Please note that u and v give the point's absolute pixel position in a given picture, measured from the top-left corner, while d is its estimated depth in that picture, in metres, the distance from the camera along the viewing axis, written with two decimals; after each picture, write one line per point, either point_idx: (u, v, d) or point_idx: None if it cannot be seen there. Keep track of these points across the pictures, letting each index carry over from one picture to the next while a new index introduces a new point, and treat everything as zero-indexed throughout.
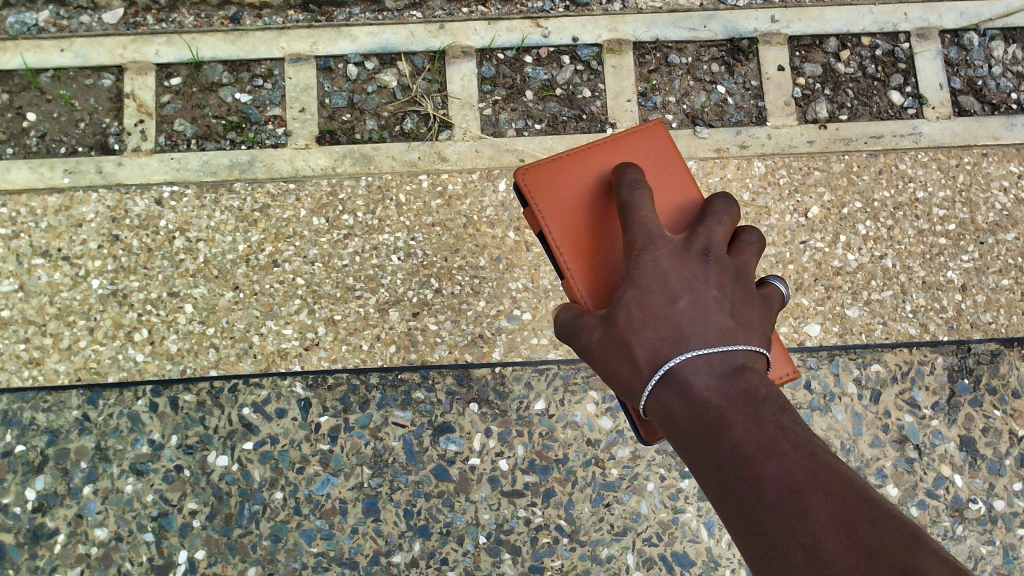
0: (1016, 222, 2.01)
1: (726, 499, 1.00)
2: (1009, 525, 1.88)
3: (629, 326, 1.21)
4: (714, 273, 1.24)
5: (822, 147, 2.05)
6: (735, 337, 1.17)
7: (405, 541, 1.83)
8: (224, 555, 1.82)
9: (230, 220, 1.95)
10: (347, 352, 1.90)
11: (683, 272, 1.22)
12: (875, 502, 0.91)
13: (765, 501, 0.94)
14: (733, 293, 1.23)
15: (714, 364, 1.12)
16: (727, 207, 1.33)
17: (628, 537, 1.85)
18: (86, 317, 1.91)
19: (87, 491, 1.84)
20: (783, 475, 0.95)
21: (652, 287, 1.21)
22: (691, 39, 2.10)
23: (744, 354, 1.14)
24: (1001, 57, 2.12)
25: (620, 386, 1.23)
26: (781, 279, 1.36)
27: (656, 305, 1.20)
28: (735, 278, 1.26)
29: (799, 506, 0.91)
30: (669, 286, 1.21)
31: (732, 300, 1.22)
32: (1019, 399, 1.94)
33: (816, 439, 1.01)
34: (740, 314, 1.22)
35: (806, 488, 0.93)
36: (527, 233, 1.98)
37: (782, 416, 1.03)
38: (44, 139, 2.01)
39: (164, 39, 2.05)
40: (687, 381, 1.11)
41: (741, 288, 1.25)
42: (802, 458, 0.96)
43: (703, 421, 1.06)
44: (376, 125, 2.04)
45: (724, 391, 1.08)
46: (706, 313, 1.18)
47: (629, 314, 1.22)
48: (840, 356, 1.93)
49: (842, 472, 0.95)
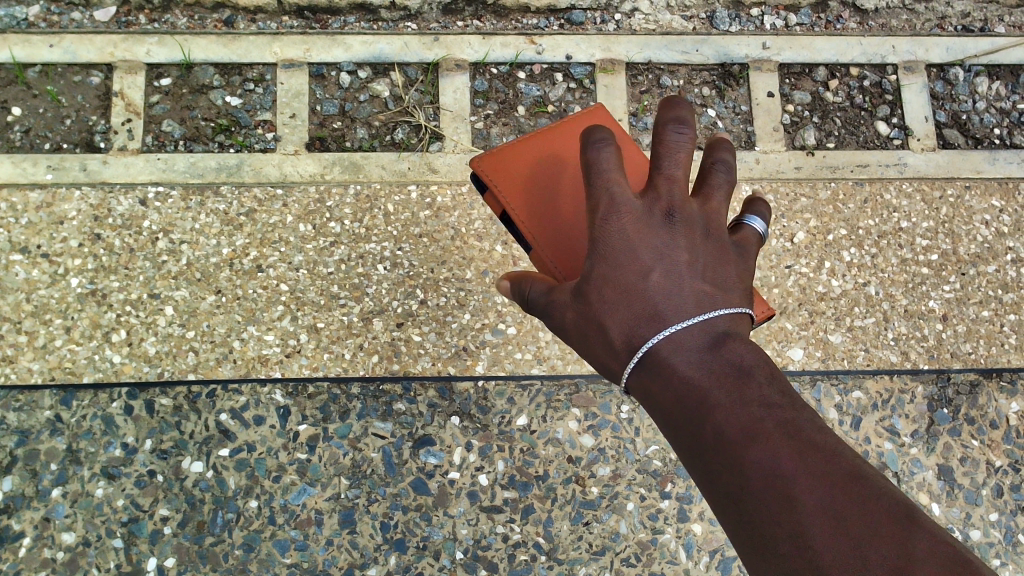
0: (997, 255, 2.05)
1: (712, 480, 1.00)
2: (986, 556, 1.89)
3: (603, 304, 1.18)
4: (683, 237, 1.17)
5: (809, 173, 2.07)
6: (712, 302, 1.12)
7: (380, 554, 1.80)
8: (195, 564, 1.78)
9: (216, 224, 1.94)
10: (328, 360, 1.88)
11: (650, 243, 1.16)
12: (863, 481, 0.90)
13: (749, 487, 0.94)
14: (707, 254, 1.17)
15: (693, 338, 1.08)
16: (680, 140, 1.19)
17: (606, 557, 1.84)
18: (63, 316, 1.87)
19: (56, 494, 1.79)
20: (767, 459, 0.93)
21: (622, 264, 1.16)
22: (683, 62, 2.12)
23: (724, 320, 1.10)
24: (985, 93, 2.17)
25: (602, 362, 1.22)
26: (755, 217, 1.28)
27: (629, 281, 1.15)
28: (706, 236, 1.19)
29: (784, 494, 0.90)
30: (638, 262, 1.15)
31: (702, 259, 1.17)
32: (997, 429, 1.96)
33: (801, 412, 0.98)
34: (712, 272, 1.17)
35: (791, 473, 0.91)
36: (515, 247, 1.98)
37: (766, 390, 1.00)
38: (28, 134, 1.99)
39: (156, 39, 2.03)
40: (664, 360, 1.09)
41: (714, 244, 1.19)
42: (786, 439, 0.94)
43: (684, 402, 1.04)
44: (366, 134, 2.04)
45: (706, 366, 1.05)
46: (680, 283, 1.14)
47: (602, 292, 1.18)
48: (822, 381, 1.94)
49: (828, 449, 0.93)
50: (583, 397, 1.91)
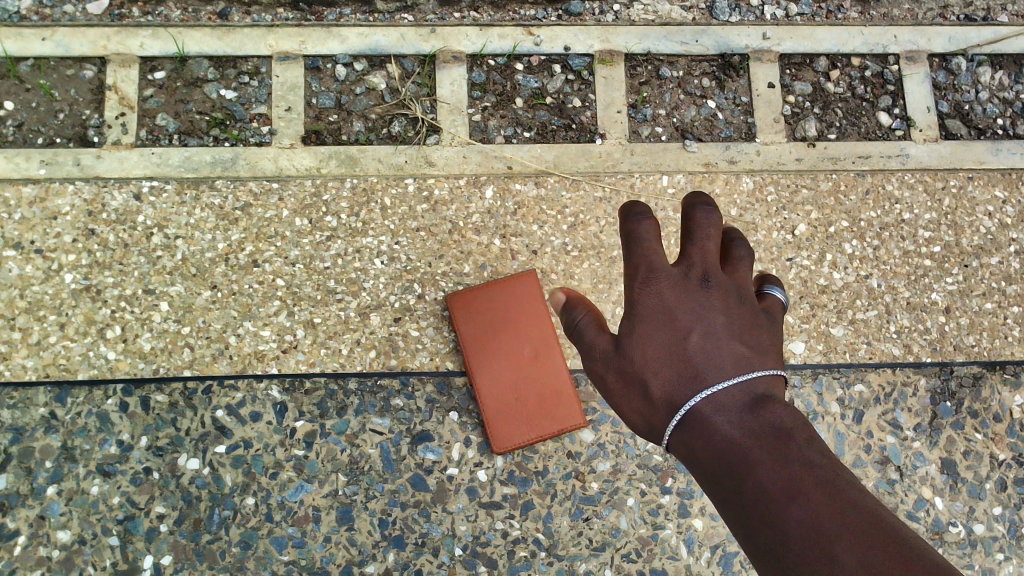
0: (1000, 247, 2.03)
1: (750, 543, 0.90)
2: (989, 550, 1.88)
3: (639, 365, 1.12)
4: (719, 301, 1.13)
5: (810, 165, 2.05)
6: (752, 364, 1.06)
7: (379, 551, 1.79)
8: (191, 562, 1.77)
9: (211, 218, 1.92)
10: (325, 355, 1.86)
11: (687, 303, 1.12)
12: (912, 545, 0.81)
13: (791, 550, 0.85)
14: (742, 318, 1.13)
15: (732, 396, 1.00)
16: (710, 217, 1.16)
17: (606, 553, 1.82)
18: (58, 313, 1.85)
19: (51, 492, 1.77)
20: (809, 517, 0.85)
21: (660, 322, 1.12)
22: (682, 53, 2.10)
23: (765, 381, 1.03)
24: (988, 83, 2.14)
25: (636, 422, 1.14)
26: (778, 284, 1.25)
27: (666, 341, 1.10)
28: (740, 302, 1.14)
29: (827, 554, 0.82)
30: (675, 321, 1.11)
31: (739, 325, 1.12)
32: (1000, 423, 1.95)
33: (845, 472, 0.90)
34: (751, 337, 1.11)
35: (835, 532, 0.83)
36: (514, 240, 1.96)
37: (808, 449, 0.92)
38: (21, 128, 1.96)
39: (150, 32, 2.00)
40: (704, 420, 1.00)
41: (749, 311, 1.14)
42: (828, 497, 0.86)
43: (721, 463, 0.95)
44: (363, 127, 2.01)
45: (744, 422, 0.97)
46: (719, 343, 1.08)
47: (638, 354, 1.13)
48: (824, 375, 1.92)
49: (872, 510, 0.85)
50: (583, 392, 1.89)
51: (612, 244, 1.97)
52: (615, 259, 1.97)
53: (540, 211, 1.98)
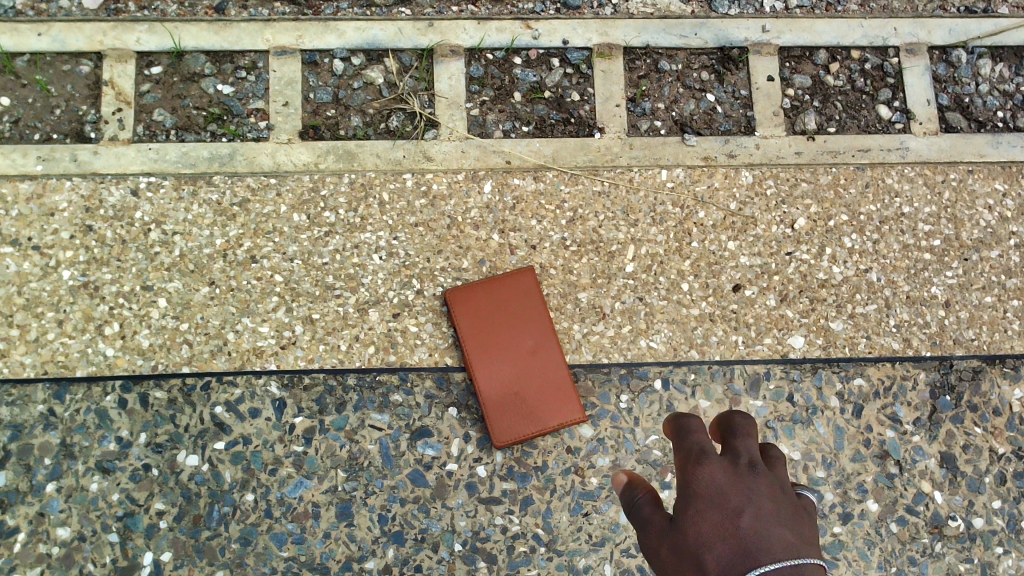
0: (1000, 240, 2.02)
1: None
2: (988, 543, 1.88)
3: (690, 539, 0.95)
4: (770, 490, 0.99)
5: (810, 158, 2.04)
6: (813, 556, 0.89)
7: (378, 547, 1.79)
8: (191, 558, 1.77)
9: (208, 214, 1.91)
10: (324, 351, 1.86)
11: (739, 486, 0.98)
12: None
13: None
14: (795, 513, 0.97)
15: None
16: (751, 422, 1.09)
17: (606, 548, 1.83)
18: (56, 309, 1.85)
19: (50, 489, 1.77)
20: None
21: (707, 499, 0.97)
22: (681, 46, 2.08)
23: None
24: (988, 76, 2.13)
25: None
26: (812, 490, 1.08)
27: (715, 518, 0.95)
28: (789, 495, 1.00)
29: None
30: (726, 501, 0.96)
31: (789, 515, 0.97)
32: (1000, 416, 1.95)
33: None
34: (802, 529, 0.96)
35: None
36: (512, 235, 1.95)
37: None
38: (17, 124, 1.95)
39: (146, 26, 1.99)
40: None
41: (800, 508, 0.99)
42: None
43: None
44: (361, 122, 2.00)
45: None
46: (776, 528, 0.92)
47: (687, 527, 0.96)
48: (823, 369, 1.93)
49: None
50: (583, 387, 1.89)
51: (611, 239, 1.97)
52: (614, 254, 1.96)
53: (539, 206, 1.97)
